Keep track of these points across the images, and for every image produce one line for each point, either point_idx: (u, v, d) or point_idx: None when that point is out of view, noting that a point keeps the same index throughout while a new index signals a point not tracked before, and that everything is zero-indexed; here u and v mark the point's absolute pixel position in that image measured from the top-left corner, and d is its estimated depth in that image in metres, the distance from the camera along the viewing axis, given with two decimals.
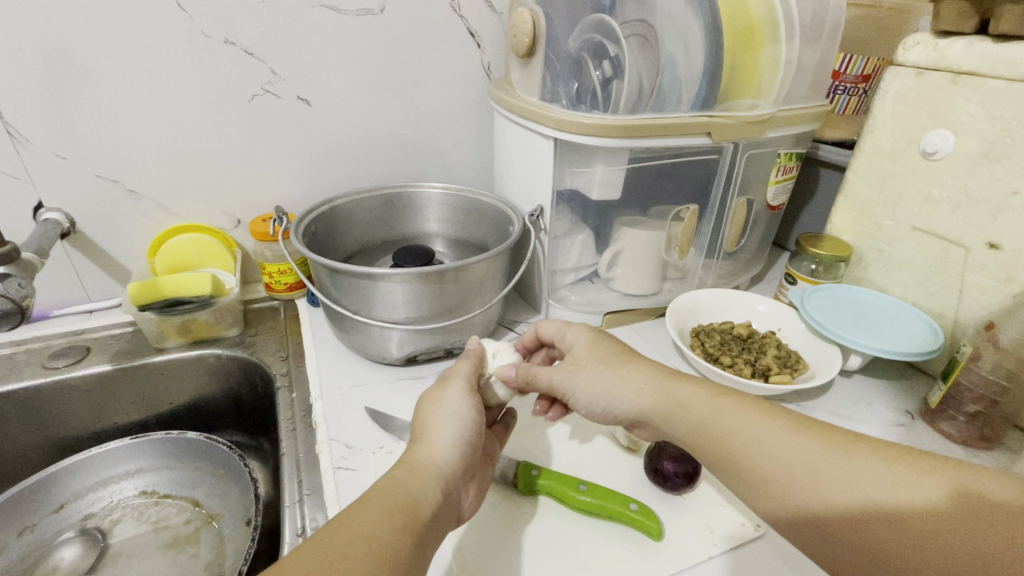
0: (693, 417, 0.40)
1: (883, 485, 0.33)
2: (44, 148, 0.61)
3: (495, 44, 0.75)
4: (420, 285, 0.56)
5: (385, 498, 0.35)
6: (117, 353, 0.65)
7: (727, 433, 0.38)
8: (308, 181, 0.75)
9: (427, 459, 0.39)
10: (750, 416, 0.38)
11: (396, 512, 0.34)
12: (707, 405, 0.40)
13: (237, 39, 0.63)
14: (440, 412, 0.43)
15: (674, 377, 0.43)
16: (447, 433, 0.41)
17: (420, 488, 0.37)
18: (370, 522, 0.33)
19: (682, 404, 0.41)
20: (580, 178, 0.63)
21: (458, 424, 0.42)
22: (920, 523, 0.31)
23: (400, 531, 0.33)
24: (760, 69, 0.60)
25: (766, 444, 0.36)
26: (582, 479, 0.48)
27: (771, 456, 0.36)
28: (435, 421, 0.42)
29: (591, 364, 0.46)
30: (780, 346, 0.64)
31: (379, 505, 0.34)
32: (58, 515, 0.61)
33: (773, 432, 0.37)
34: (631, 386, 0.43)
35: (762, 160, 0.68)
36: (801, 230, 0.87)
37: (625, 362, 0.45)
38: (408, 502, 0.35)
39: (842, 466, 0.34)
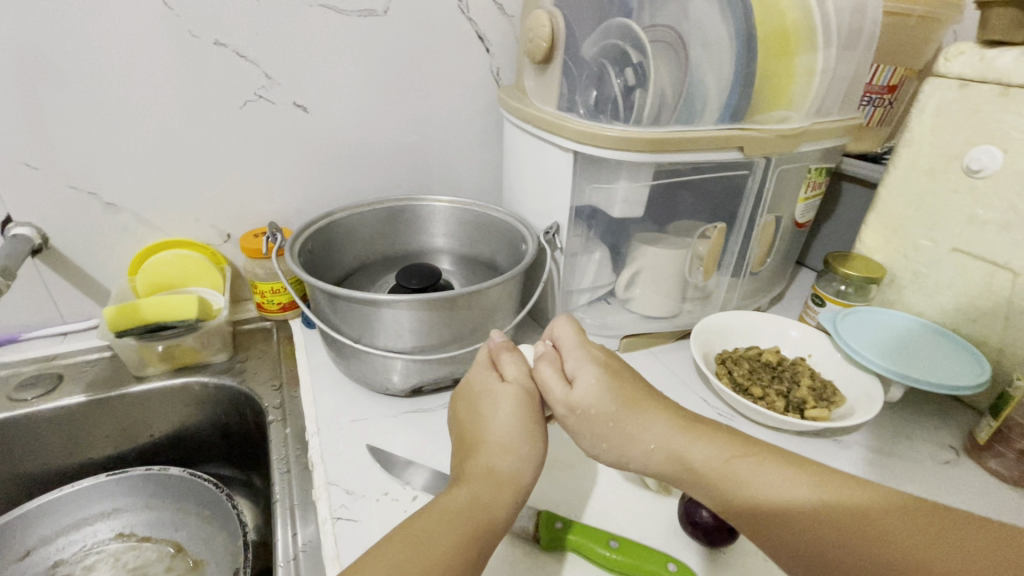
0: (705, 480, 0.37)
1: (853, 496, 0.33)
2: (12, 156, 0.55)
3: (505, 48, 0.71)
4: (429, 312, 0.51)
5: (462, 512, 0.35)
6: (92, 381, 0.60)
7: (720, 472, 0.37)
8: (305, 193, 0.70)
9: (506, 472, 0.39)
10: (763, 470, 0.36)
11: (472, 528, 0.34)
12: (718, 467, 0.37)
13: (229, 40, 0.58)
14: (516, 420, 0.42)
15: (681, 432, 0.40)
16: (528, 448, 0.41)
17: (498, 504, 0.37)
18: (448, 540, 0.33)
19: (693, 465, 0.38)
20: (600, 194, 0.59)
21: (532, 437, 0.42)
22: (893, 528, 0.31)
23: (476, 552, 0.33)
24: (794, 79, 0.56)
25: (757, 477, 0.36)
26: (612, 533, 0.43)
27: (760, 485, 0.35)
28: (512, 431, 0.42)
29: (595, 415, 0.42)
30: (813, 375, 0.59)
31: (453, 521, 0.34)
32: (23, 563, 0.55)
33: (763, 466, 0.36)
34: (641, 446, 0.40)
35: (791, 175, 0.64)
36: (823, 246, 0.83)
37: (630, 420, 0.41)
38: (483, 520, 0.35)
39: (820, 484, 0.34)
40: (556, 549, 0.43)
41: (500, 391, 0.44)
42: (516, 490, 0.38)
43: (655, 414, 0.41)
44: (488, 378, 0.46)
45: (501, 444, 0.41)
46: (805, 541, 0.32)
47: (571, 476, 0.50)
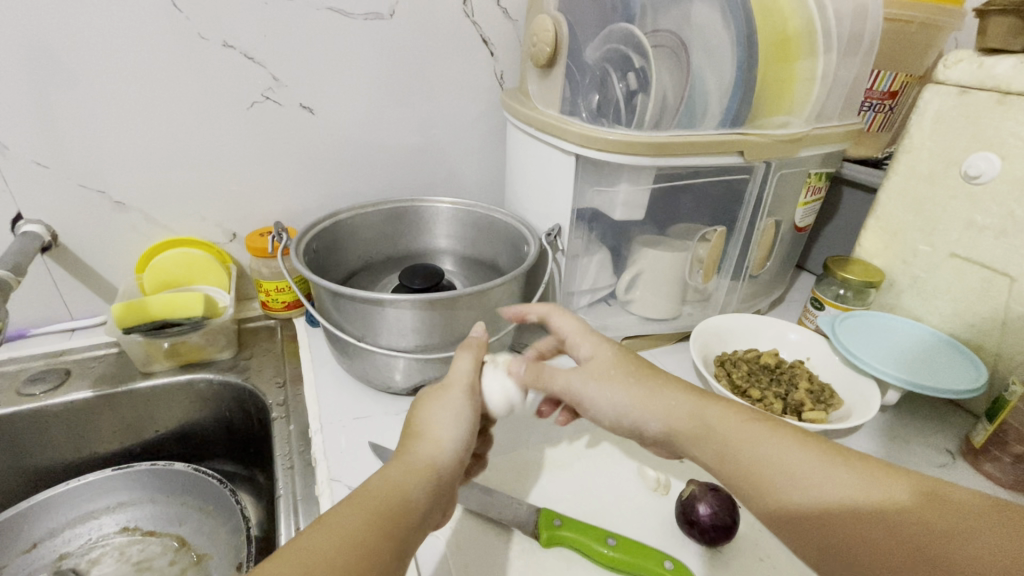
0: (712, 443, 0.38)
1: (858, 482, 0.33)
2: (23, 155, 0.56)
3: (509, 52, 0.72)
4: (431, 311, 0.52)
5: (374, 495, 0.33)
6: (99, 377, 0.60)
7: (739, 452, 0.36)
8: (310, 193, 0.71)
9: (425, 453, 0.37)
10: (768, 436, 0.36)
11: (382, 509, 0.32)
12: (725, 437, 0.38)
13: (237, 42, 0.59)
14: (440, 407, 0.40)
15: (690, 405, 0.40)
16: (446, 429, 0.38)
17: (412, 484, 0.34)
18: (354, 525, 0.30)
19: (706, 425, 0.39)
20: (602, 197, 0.60)
21: (455, 420, 0.39)
22: (889, 502, 0.32)
23: (385, 531, 0.31)
24: (795, 85, 0.56)
25: (767, 461, 0.35)
26: (610, 531, 0.44)
27: (773, 466, 0.35)
28: (432, 416, 0.40)
29: (603, 377, 0.43)
30: (812, 378, 0.60)
31: (362, 504, 0.32)
32: (30, 554, 0.56)
33: (773, 448, 0.36)
34: (655, 407, 0.41)
35: (791, 180, 0.64)
36: (823, 251, 0.84)
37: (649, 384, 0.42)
38: (393, 501, 0.33)
39: (827, 472, 0.34)
40: (555, 545, 0.43)
41: (426, 392, 0.43)
42: (434, 470, 0.36)
43: (667, 390, 0.41)
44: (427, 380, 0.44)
45: (419, 431, 0.39)
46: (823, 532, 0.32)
47: (570, 475, 0.50)
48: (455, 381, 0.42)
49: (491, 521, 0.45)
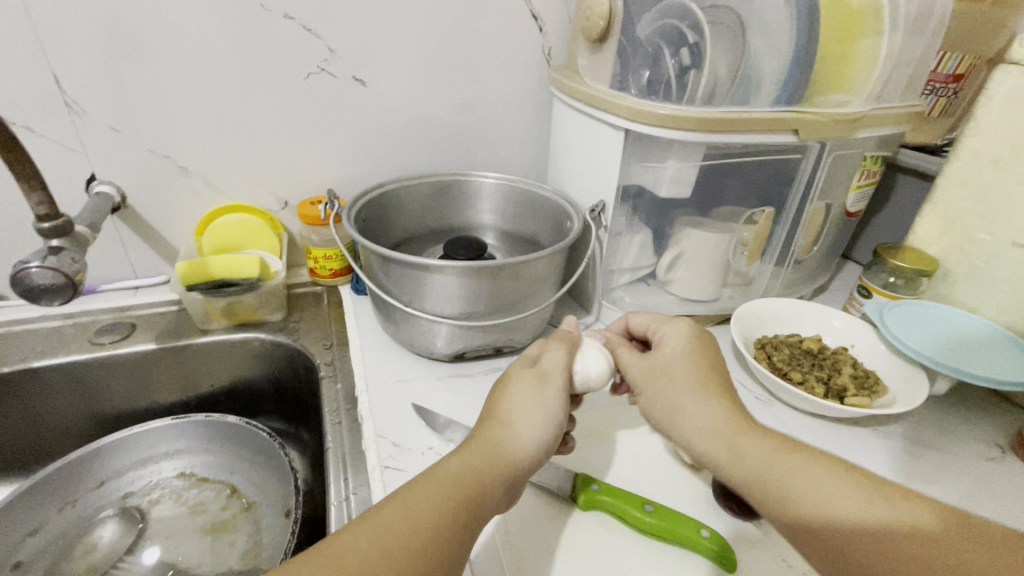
0: (733, 453, 0.38)
1: (884, 503, 0.32)
2: (98, 119, 0.60)
3: (559, 28, 0.72)
4: (477, 280, 0.53)
5: (454, 484, 0.34)
6: (162, 332, 0.64)
7: (770, 471, 0.36)
8: (358, 165, 0.73)
9: (509, 449, 0.37)
10: (797, 462, 0.36)
11: (460, 500, 0.34)
12: (753, 448, 0.38)
13: (297, 14, 0.61)
14: (532, 401, 0.40)
15: (728, 417, 0.40)
16: (533, 427, 0.39)
17: (493, 481, 0.35)
18: (433, 514, 0.32)
19: (737, 442, 0.38)
20: (649, 174, 0.59)
21: (544, 422, 0.39)
22: (921, 539, 0.30)
23: (459, 526, 0.32)
24: (857, 62, 0.55)
25: (802, 490, 0.34)
26: (647, 499, 0.45)
27: (802, 491, 0.34)
28: (522, 405, 0.40)
29: (667, 377, 0.43)
30: (856, 363, 0.59)
31: (443, 486, 0.34)
32: (99, 491, 0.60)
33: (808, 477, 0.35)
34: (689, 417, 0.41)
35: (844, 162, 0.63)
36: (872, 239, 0.81)
37: (691, 391, 0.42)
38: (471, 492, 0.34)
39: (862, 504, 0.33)
40: (592, 508, 0.44)
41: (519, 374, 0.42)
42: (514, 467, 0.37)
43: (711, 401, 0.41)
44: (519, 363, 0.44)
45: (507, 420, 0.39)
46: (840, 550, 0.32)
47: (607, 445, 0.51)
48: (552, 376, 0.42)
49: (530, 482, 0.46)
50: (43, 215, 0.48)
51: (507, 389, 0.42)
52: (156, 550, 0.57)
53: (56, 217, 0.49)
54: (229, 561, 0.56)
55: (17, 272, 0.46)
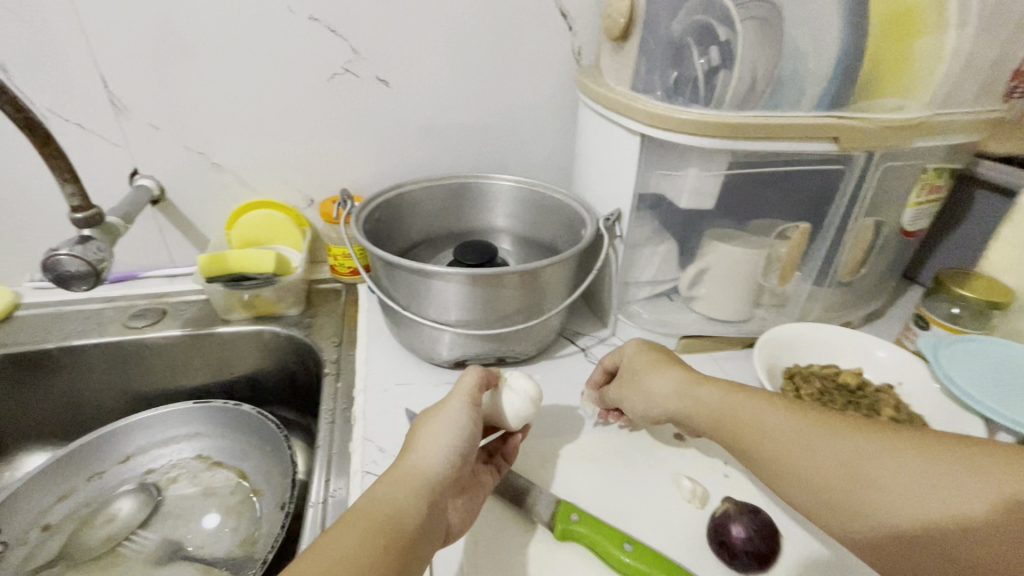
0: (711, 414, 0.42)
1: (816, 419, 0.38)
2: (140, 117, 0.64)
3: (589, 27, 0.68)
4: (476, 288, 0.52)
5: (367, 517, 0.34)
6: (187, 320, 0.68)
7: (756, 434, 0.39)
8: (381, 165, 0.73)
9: (417, 470, 0.38)
10: (749, 399, 0.41)
11: (379, 530, 0.33)
12: (727, 404, 0.42)
13: (323, 16, 0.62)
14: (436, 423, 0.42)
15: (689, 381, 0.45)
16: (437, 444, 0.40)
17: (407, 502, 0.36)
18: (353, 546, 0.32)
19: (697, 400, 0.43)
20: (668, 182, 0.55)
21: (450, 440, 0.40)
22: (844, 439, 0.36)
23: (380, 550, 0.32)
24: (917, 63, 0.48)
25: (749, 418, 0.40)
26: (628, 535, 0.42)
27: (791, 450, 0.37)
28: (428, 429, 0.41)
29: (633, 370, 0.49)
30: (899, 406, 0.52)
31: (358, 520, 0.34)
32: (123, 466, 0.65)
33: (754, 407, 0.40)
34: (658, 393, 0.46)
35: (900, 174, 0.56)
36: (940, 262, 0.72)
37: (652, 373, 0.47)
38: (384, 514, 0.34)
39: (797, 422, 0.38)
40: (567, 539, 0.42)
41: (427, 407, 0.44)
42: (422, 481, 0.37)
43: (669, 374, 0.46)
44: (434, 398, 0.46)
45: (413, 446, 0.40)
46: (777, 458, 0.37)
47: (597, 470, 0.48)
48: (453, 396, 0.44)
49: (508, 503, 0.44)
50: (76, 207, 0.51)
51: (421, 418, 0.43)
52: (215, 517, 0.61)
53: (88, 208, 0.52)
54: (227, 546, 0.58)
55: (48, 259, 0.49)
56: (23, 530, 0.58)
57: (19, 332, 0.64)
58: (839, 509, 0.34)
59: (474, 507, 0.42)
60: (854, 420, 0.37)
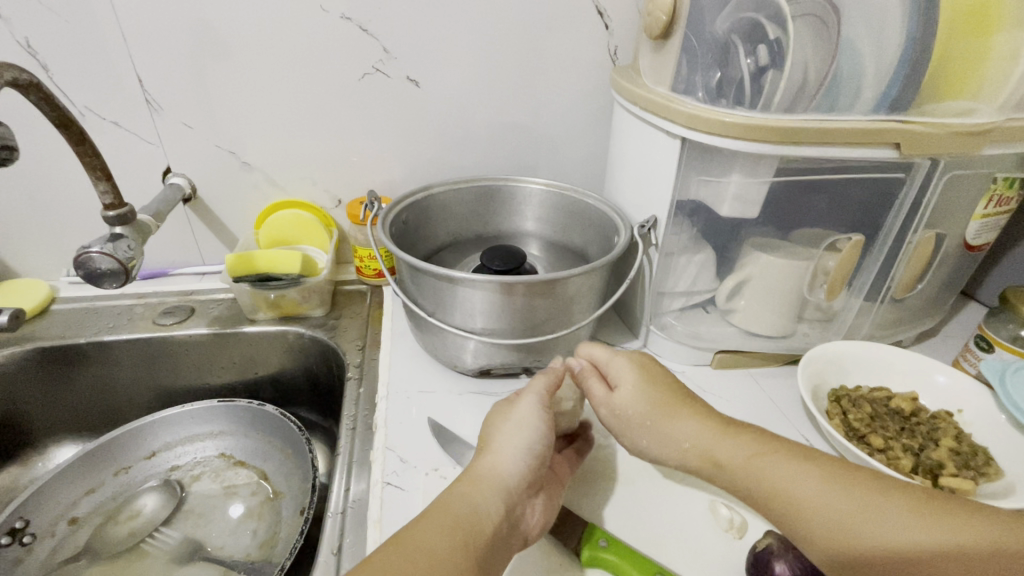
0: (734, 476, 0.39)
1: (854, 493, 0.35)
2: (174, 116, 0.64)
3: (626, 25, 0.66)
4: (503, 296, 0.50)
5: (448, 511, 0.35)
6: (214, 318, 0.68)
7: (784, 498, 0.36)
8: (410, 166, 0.72)
9: (494, 472, 0.38)
10: (777, 464, 0.38)
11: (460, 527, 0.34)
12: (746, 464, 0.39)
13: (354, 15, 0.61)
14: (508, 425, 0.42)
15: (708, 433, 0.41)
16: (513, 447, 0.40)
17: (485, 503, 0.36)
18: (435, 540, 0.32)
19: (718, 460, 0.40)
20: (709, 189, 0.52)
21: (525, 441, 0.40)
22: (883, 516, 0.33)
23: (461, 546, 0.33)
24: (991, 64, 0.44)
25: (780, 485, 0.37)
26: (661, 566, 0.40)
27: (822, 520, 0.34)
28: (502, 432, 0.41)
29: (633, 418, 0.44)
30: (960, 436, 0.49)
31: (440, 514, 0.35)
32: (148, 461, 0.65)
33: (786, 473, 0.37)
34: (671, 444, 0.42)
35: (966, 184, 0.51)
36: (1004, 278, 0.67)
37: (660, 422, 0.43)
38: (464, 511, 0.35)
39: (833, 490, 0.35)
40: (596, 566, 0.40)
41: (498, 409, 0.45)
42: (498, 482, 0.37)
43: (680, 424, 0.42)
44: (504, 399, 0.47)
45: (488, 448, 0.40)
46: (811, 531, 0.35)
47: (627, 493, 0.46)
48: (524, 399, 0.44)
49: None
50: (108, 204, 0.51)
51: (490, 422, 0.43)
52: (240, 506, 0.61)
53: (120, 206, 0.52)
54: (247, 548, 0.57)
55: (80, 256, 0.48)
56: (51, 522, 0.59)
57: (54, 326, 0.66)
58: None
59: (554, 503, 0.42)
60: (897, 492, 0.34)
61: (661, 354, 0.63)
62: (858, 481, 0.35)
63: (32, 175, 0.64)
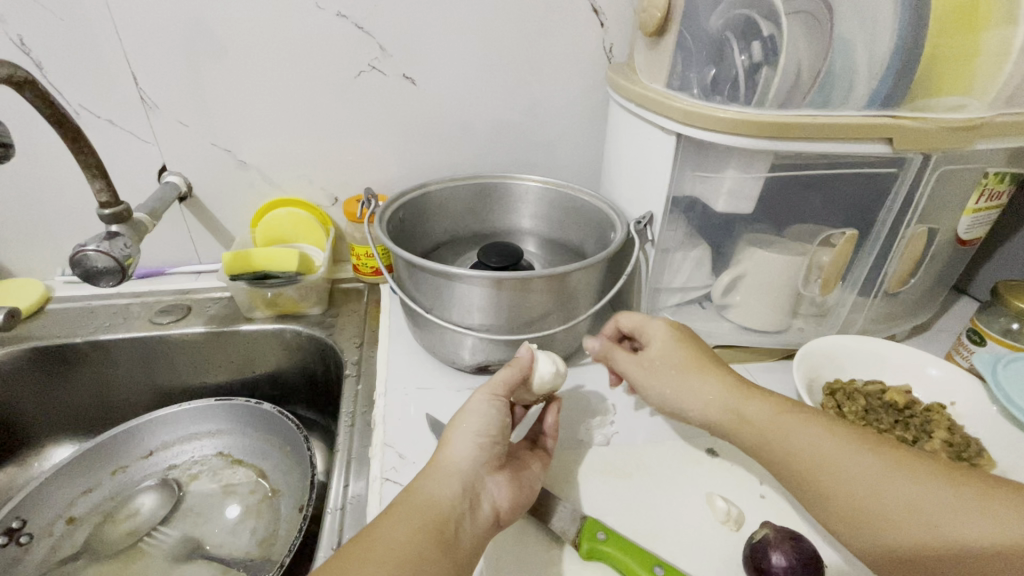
0: (755, 433, 0.41)
1: (866, 452, 0.37)
2: (169, 114, 0.64)
3: (622, 22, 0.66)
4: (500, 292, 0.50)
5: (404, 504, 0.35)
6: (211, 317, 0.68)
7: (798, 457, 0.38)
8: (407, 164, 0.72)
9: (447, 460, 0.38)
10: (799, 424, 0.40)
11: (415, 517, 0.34)
12: (770, 423, 0.41)
13: (349, 12, 0.61)
14: (461, 416, 0.42)
15: (737, 391, 0.43)
16: (463, 436, 0.40)
17: (440, 490, 0.36)
18: (392, 531, 0.33)
19: (743, 418, 0.42)
20: (704, 185, 0.53)
21: (475, 427, 0.40)
22: (893, 473, 0.35)
23: (416, 533, 0.33)
24: (981, 60, 0.44)
25: (800, 443, 0.39)
26: (659, 558, 0.40)
27: (837, 474, 0.36)
28: (456, 423, 0.41)
29: (664, 372, 0.46)
30: (952, 428, 0.49)
31: (396, 508, 0.35)
32: (146, 461, 0.65)
33: (805, 433, 0.39)
34: (695, 398, 0.44)
35: (958, 179, 0.52)
36: (995, 273, 0.68)
37: (692, 374, 0.45)
38: (418, 501, 0.35)
39: (847, 447, 0.37)
40: (594, 558, 0.40)
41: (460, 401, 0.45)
42: (451, 470, 0.37)
43: (706, 378, 0.45)
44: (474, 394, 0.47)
45: (444, 440, 0.40)
46: (825, 485, 0.37)
47: (626, 486, 0.46)
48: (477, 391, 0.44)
49: (532, 516, 0.43)
50: (104, 203, 0.51)
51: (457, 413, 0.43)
52: (238, 506, 0.61)
53: (116, 205, 0.52)
54: (245, 546, 0.57)
55: (76, 254, 0.48)
56: (48, 522, 0.59)
57: (50, 326, 0.65)
58: (882, 536, 0.34)
59: (525, 485, 0.41)
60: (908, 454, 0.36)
61: None
62: (871, 441, 0.37)
63: (27, 173, 0.64)
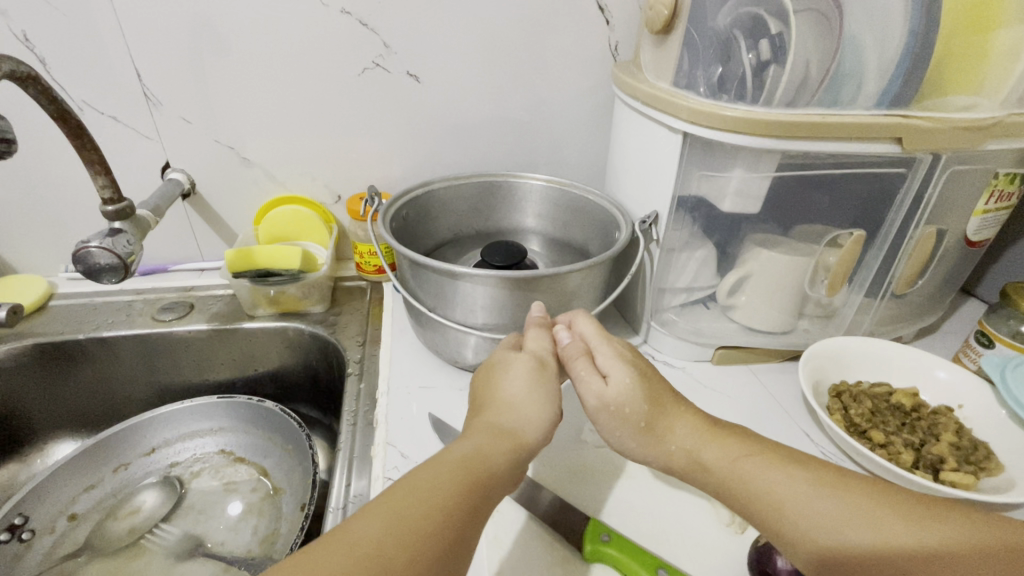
0: (717, 480, 0.38)
1: (833, 495, 0.34)
2: (173, 111, 0.63)
3: (628, 20, 0.65)
4: (503, 291, 0.50)
5: (458, 462, 0.34)
6: (214, 314, 0.68)
7: (762, 498, 0.36)
8: (411, 162, 0.72)
9: (517, 431, 0.38)
10: (760, 466, 0.37)
11: (469, 479, 0.33)
12: (729, 465, 0.38)
13: (354, 9, 0.61)
14: (535, 385, 0.41)
15: (700, 435, 0.40)
16: (542, 411, 0.39)
17: (501, 458, 0.35)
18: (444, 489, 0.32)
19: (704, 462, 0.39)
20: (710, 184, 0.52)
21: (547, 407, 0.40)
22: (863, 516, 0.33)
23: (468, 500, 0.32)
24: (993, 59, 0.43)
25: (763, 488, 0.36)
26: (664, 561, 0.40)
27: (806, 521, 0.34)
28: (529, 391, 0.40)
29: (624, 426, 0.41)
30: (960, 431, 0.49)
31: (454, 464, 0.34)
32: (148, 458, 0.65)
33: (767, 475, 0.37)
34: (660, 447, 0.41)
35: (969, 180, 0.51)
36: (1003, 275, 0.67)
37: (660, 420, 0.41)
38: (481, 465, 0.34)
39: (812, 490, 0.35)
40: (597, 560, 0.40)
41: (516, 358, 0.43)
42: (519, 446, 0.37)
43: (669, 428, 0.41)
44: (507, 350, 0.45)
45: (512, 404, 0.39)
46: (791, 532, 0.34)
47: (630, 488, 0.46)
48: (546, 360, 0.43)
49: (534, 518, 0.43)
50: (107, 199, 0.51)
51: (490, 380, 0.42)
52: (239, 504, 0.61)
53: (120, 201, 0.51)
54: (246, 544, 0.57)
55: (79, 251, 0.48)
56: (50, 519, 0.59)
57: (53, 322, 0.65)
58: None
59: None
60: (874, 493, 0.34)
61: (661, 349, 0.63)
62: (837, 480, 0.35)
63: (31, 170, 0.64)
